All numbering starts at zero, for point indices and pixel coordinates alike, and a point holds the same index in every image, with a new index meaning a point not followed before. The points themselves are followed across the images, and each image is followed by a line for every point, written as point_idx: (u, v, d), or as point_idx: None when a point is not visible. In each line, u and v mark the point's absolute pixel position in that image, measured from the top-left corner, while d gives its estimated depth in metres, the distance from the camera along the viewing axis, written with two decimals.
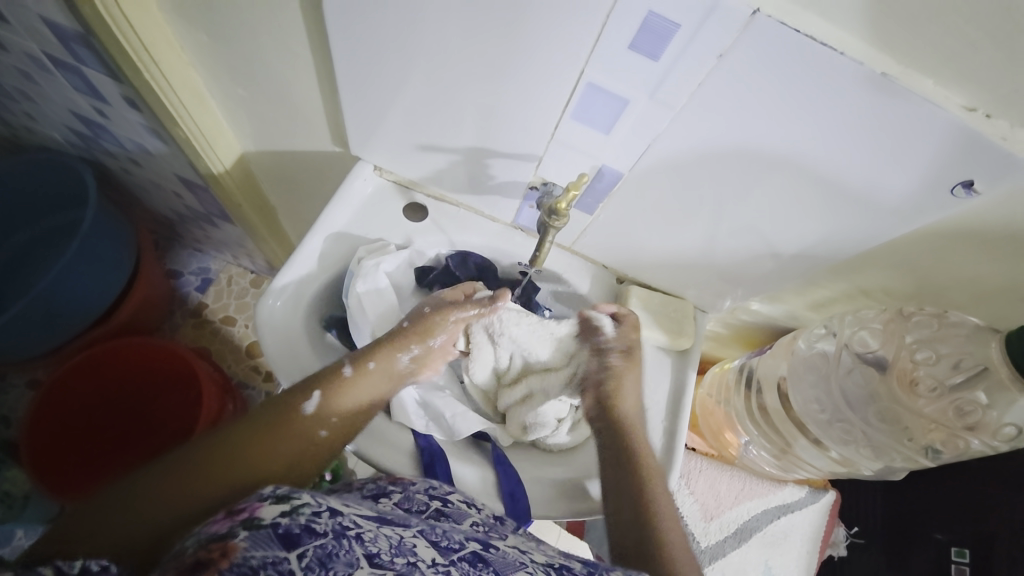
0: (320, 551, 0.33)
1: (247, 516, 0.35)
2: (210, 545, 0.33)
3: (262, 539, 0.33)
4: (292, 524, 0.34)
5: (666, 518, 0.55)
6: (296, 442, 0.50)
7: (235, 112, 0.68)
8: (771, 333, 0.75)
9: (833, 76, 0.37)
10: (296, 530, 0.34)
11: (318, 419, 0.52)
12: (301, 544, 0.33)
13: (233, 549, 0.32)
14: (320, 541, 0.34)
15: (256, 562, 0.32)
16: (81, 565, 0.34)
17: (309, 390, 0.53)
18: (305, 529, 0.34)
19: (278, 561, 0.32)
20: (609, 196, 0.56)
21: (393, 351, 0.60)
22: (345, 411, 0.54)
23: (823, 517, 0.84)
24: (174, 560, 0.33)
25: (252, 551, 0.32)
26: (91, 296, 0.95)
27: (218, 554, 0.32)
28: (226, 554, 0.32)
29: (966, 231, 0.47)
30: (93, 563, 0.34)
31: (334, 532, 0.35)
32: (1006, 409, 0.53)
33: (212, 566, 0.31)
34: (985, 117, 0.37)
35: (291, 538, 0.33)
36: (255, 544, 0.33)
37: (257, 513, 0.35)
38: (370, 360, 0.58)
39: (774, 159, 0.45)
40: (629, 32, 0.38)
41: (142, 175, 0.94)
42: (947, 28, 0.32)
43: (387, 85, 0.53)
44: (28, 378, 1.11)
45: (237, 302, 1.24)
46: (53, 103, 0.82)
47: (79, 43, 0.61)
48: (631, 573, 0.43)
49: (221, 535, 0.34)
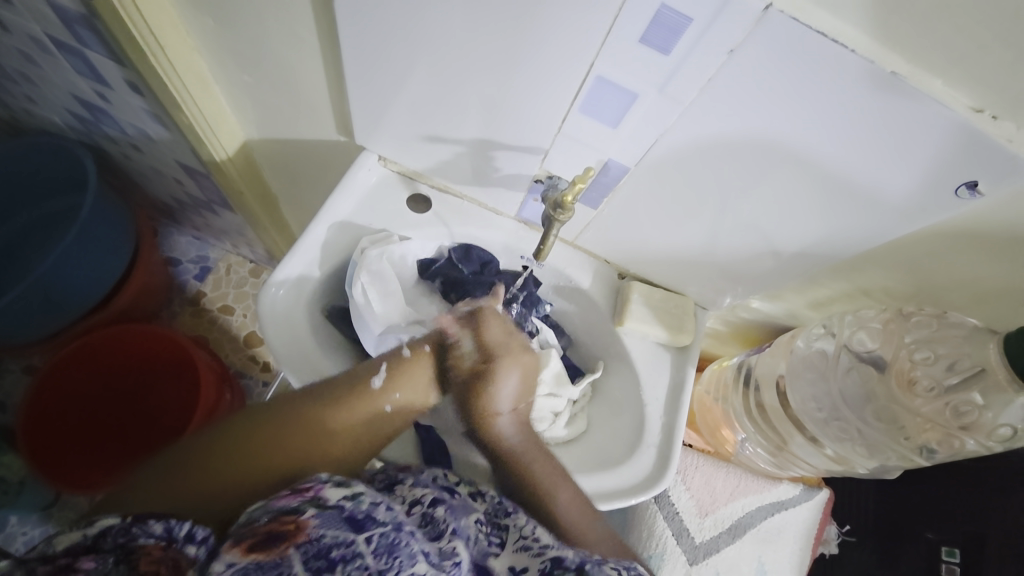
0: (384, 539, 0.35)
1: (314, 496, 0.37)
2: (282, 518, 0.35)
3: (331, 519, 0.35)
4: (357, 509, 0.36)
5: (575, 521, 0.50)
6: (361, 419, 0.51)
7: (239, 99, 0.68)
8: (770, 332, 0.75)
9: (843, 74, 0.37)
10: (361, 515, 0.36)
11: (381, 397, 0.53)
12: (367, 529, 0.35)
13: (307, 525, 0.34)
14: (383, 529, 0.35)
15: (330, 541, 0.34)
16: (187, 531, 0.36)
17: (377, 370, 0.54)
18: (369, 515, 0.36)
19: (349, 542, 0.34)
20: (613, 190, 0.57)
21: (456, 338, 0.60)
22: (411, 390, 0.55)
23: (817, 514, 0.85)
24: (250, 533, 0.34)
25: (323, 529, 0.34)
26: (89, 282, 0.94)
27: (293, 528, 0.34)
28: (301, 528, 0.34)
29: (967, 233, 0.47)
30: (197, 530, 0.36)
31: (393, 523, 0.36)
32: (1001, 409, 0.53)
33: (287, 539, 0.33)
34: (991, 119, 0.37)
35: (358, 523, 0.35)
36: (325, 523, 0.35)
37: (322, 493, 0.37)
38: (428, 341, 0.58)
39: (779, 156, 0.45)
40: (641, 25, 0.38)
41: (143, 161, 0.94)
42: (957, 29, 0.32)
43: (393, 74, 0.53)
44: (24, 363, 1.10)
45: (236, 291, 1.24)
46: (54, 87, 0.81)
47: (82, 25, 0.61)
48: (619, 565, 0.41)
49: (292, 510, 0.36)
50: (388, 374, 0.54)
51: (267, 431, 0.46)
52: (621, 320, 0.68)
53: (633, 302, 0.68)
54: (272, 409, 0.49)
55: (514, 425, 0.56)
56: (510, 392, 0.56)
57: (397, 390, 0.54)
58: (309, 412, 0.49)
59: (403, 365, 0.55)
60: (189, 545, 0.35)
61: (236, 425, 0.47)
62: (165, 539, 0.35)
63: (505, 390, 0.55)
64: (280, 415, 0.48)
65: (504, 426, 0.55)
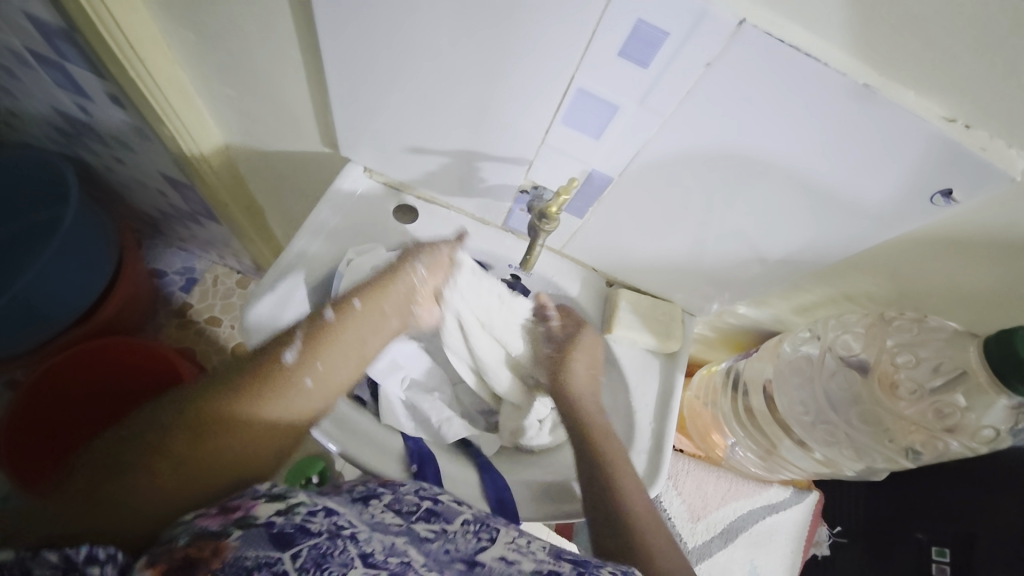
0: (315, 551, 0.35)
1: (241, 516, 0.38)
2: (201, 543, 0.35)
3: (256, 538, 0.36)
4: (286, 524, 0.37)
5: (624, 477, 0.57)
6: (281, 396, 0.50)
7: (223, 112, 0.68)
8: (757, 337, 0.76)
9: (814, 84, 0.37)
10: (290, 530, 0.36)
11: (298, 371, 0.51)
12: (295, 544, 0.35)
13: (227, 548, 0.35)
14: (314, 540, 0.36)
15: (250, 562, 0.34)
16: (88, 553, 0.34)
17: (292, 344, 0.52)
18: (299, 528, 0.37)
19: (271, 561, 0.34)
20: (599, 199, 0.57)
21: (383, 289, 0.59)
22: (332, 356, 0.54)
23: (808, 517, 0.85)
24: (167, 554, 0.35)
25: (245, 551, 0.35)
26: (70, 295, 0.93)
27: (210, 553, 0.35)
28: (219, 552, 0.34)
29: (941, 239, 0.48)
30: (101, 551, 0.34)
31: (328, 532, 0.37)
32: (983, 411, 0.54)
33: (202, 564, 0.34)
34: (965, 128, 0.38)
35: (285, 538, 0.36)
36: (248, 543, 0.35)
37: (252, 512, 0.38)
38: (354, 298, 0.57)
39: (752, 165, 0.45)
40: (619, 38, 0.39)
41: (126, 173, 0.93)
42: (926, 42, 0.33)
43: (376, 88, 0.53)
44: (7, 379, 1.08)
45: (223, 302, 1.23)
46: (34, 99, 0.80)
47: (60, 39, 0.60)
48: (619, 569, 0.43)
49: (215, 534, 0.36)
50: (301, 344, 0.53)
51: (191, 425, 0.45)
52: (609, 327, 0.68)
53: (621, 308, 0.68)
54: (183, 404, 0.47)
55: (588, 387, 0.65)
56: (587, 361, 0.66)
57: (316, 360, 0.53)
58: (228, 400, 0.48)
59: (321, 330, 0.54)
60: (91, 565, 0.33)
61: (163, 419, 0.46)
62: (64, 565, 0.33)
63: (586, 360, 0.65)
64: (201, 403, 0.47)
65: (580, 387, 0.64)
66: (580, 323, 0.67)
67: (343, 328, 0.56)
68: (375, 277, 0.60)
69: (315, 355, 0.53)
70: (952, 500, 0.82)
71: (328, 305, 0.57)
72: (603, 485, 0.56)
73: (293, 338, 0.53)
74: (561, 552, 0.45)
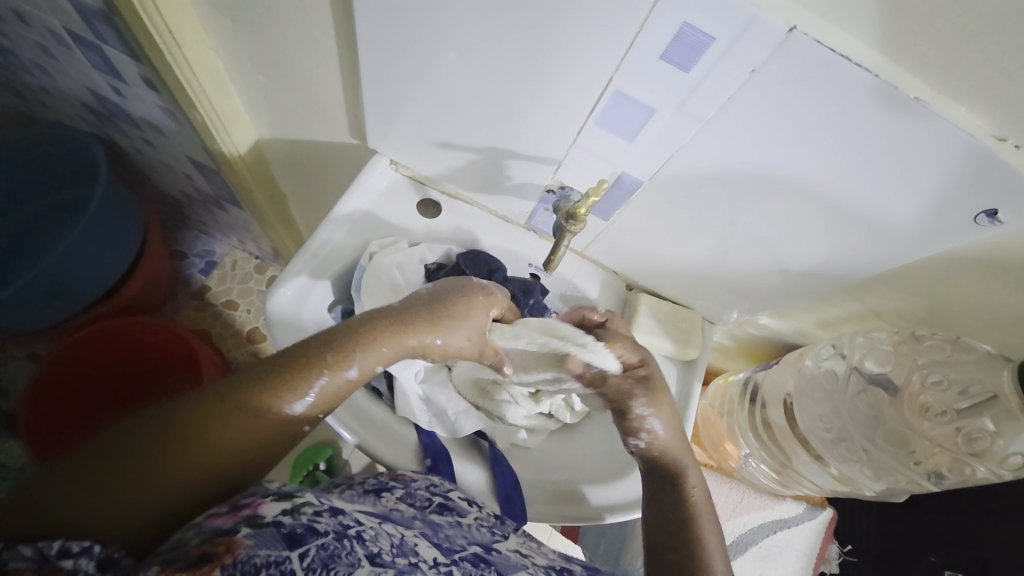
0: (322, 551, 0.36)
1: (251, 513, 0.38)
2: (213, 539, 0.36)
3: (267, 538, 0.36)
4: (295, 524, 0.37)
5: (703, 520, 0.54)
6: (275, 432, 0.47)
7: (252, 97, 0.68)
8: (777, 349, 0.75)
9: (867, 95, 0.36)
10: (299, 529, 0.37)
11: (303, 417, 0.48)
12: (304, 543, 0.36)
13: (239, 545, 0.35)
14: (322, 541, 0.37)
15: (260, 560, 0.34)
16: (61, 547, 0.34)
17: (304, 390, 0.48)
18: (308, 528, 0.37)
19: (281, 559, 0.34)
20: (625, 204, 0.56)
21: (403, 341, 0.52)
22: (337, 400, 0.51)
23: (820, 534, 0.84)
24: (179, 554, 0.35)
25: (256, 548, 0.35)
26: (96, 276, 0.95)
27: (224, 548, 0.34)
28: (231, 549, 0.34)
29: (977, 260, 0.47)
30: (74, 544, 0.34)
31: (335, 532, 0.38)
32: (1014, 438, 0.53)
33: (215, 559, 0.34)
34: (1013, 148, 0.36)
35: (295, 538, 0.36)
36: (258, 542, 0.35)
37: (260, 510, 0.38)
38: (378, 356, 0.51)
39: (773, 181, 0.46)
40: (662, 41, 0.38)
41: (154, 155, 0.94)
42: (981, 59, 0.32)
43: (407, 80, 0.53)
44: (30, 352, 1.10)
45: (241, 287, 1.24)
46: (70, 80, 0.82)
47: (100, 20, 0.61)
48: None
49: (226, 531, 0.36)
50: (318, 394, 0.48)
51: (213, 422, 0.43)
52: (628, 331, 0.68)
53: (641, 313, 0.68)
54: (200, 404, 0.44)
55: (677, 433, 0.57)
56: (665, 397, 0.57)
57: (321, 407, 0.50)
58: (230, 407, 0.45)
59: (339, 384, 0.49)
60: (65, 560, 0.33)
61: (203, 411, 0.44)
62: (36, 561, 0.33)
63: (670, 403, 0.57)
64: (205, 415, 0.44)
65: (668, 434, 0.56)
66: (648, 376, 0.56)
67: (360, 379, 0.51)
68: (407, 323, 0.52)
69: (324, 406, 0.50)
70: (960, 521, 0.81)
71: (355, 354, 0.50)
72: (682, 528, 0.53)
73: (310, 385, 0.48)
74: (571, 555, 0.50)
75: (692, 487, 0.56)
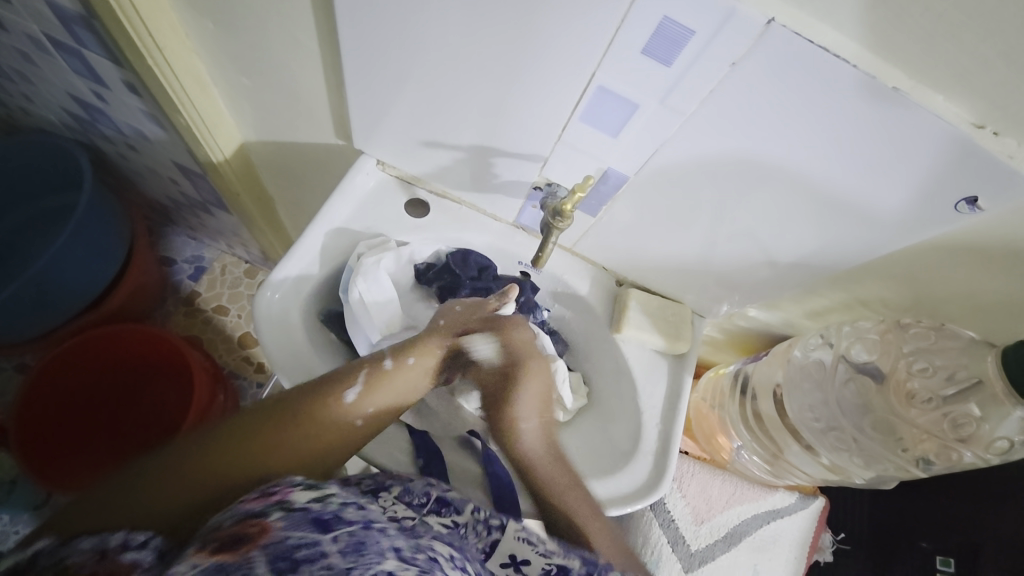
0: (352, 537, 0.36)
1: (281, 499, 0.39)
2: (248, 521, 0.37)
3: (297, 521, 0.36)
4: (324, 511, 0.38)
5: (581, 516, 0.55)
6: (327, 430, 0.52)
7: (237, 100, 0.68)
8: (767, 340, 0.76)
9: (844, 87, 0.36)
10: (328, 516, 0.37)
11: (351, 414, 0.53)
12: (334, 529, 0.36)
13: (270, 527, 0.36)
14: (351, 528, 0.36)
15: (294, 542, 0.34)
16: (123, 541, 0.38)
17: (349, 383, 0.54)
18: (336, 516, 0.37)
19: (315, 541, 0.35)
20: (612, 199, 0.57)
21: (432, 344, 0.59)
22: (382, 401, 0.55)
23: (812, 522, 0.85)
24: (214, 537, 0.36)
25: (289, 531, 0.35)
26: (82, 283, 0.94)
27: (258, 530, 0.35)
28: (265, 531, 0.35)
29: (959, 247, 0.48)
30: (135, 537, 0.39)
31: (361, 522, 0.37)
32: (998, 422, 0.54)
33: (250, 540, 0.35)
34: (993, 135, 0.37)
35: (325, 523, 0.36)
36: (292, 525, 0.36)
37: (289, 497, 0.39)
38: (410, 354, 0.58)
39: (758, 173, 0.46)
40: (644, 35, 0.38)
41: (138, 160, 0.93)
42: (959, 48, 0.32)
43: (391, 77, 0.52)
44: (17, 362, 1.08)
45: (230, 292, 1.23)
46: (51, 86, 0.81)
47: (81, 25, 0.60)
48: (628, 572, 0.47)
49: (258, 514, 0.37)
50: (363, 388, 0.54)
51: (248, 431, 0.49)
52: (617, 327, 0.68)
53: (631, 308, 0.68)
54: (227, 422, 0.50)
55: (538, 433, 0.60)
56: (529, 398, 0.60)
57: (368, 407, 0.54)
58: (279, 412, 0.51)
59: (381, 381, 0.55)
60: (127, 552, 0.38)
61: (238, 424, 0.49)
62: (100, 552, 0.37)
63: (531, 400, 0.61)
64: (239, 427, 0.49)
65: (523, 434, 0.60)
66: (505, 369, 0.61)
67: (401, 380, 0.57)
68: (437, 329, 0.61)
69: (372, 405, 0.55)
70: (945, 505, 0.83)
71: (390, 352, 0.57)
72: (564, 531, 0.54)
73: (354, 379, 0.54)
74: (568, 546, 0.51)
75: (570, 490, 0.57)
